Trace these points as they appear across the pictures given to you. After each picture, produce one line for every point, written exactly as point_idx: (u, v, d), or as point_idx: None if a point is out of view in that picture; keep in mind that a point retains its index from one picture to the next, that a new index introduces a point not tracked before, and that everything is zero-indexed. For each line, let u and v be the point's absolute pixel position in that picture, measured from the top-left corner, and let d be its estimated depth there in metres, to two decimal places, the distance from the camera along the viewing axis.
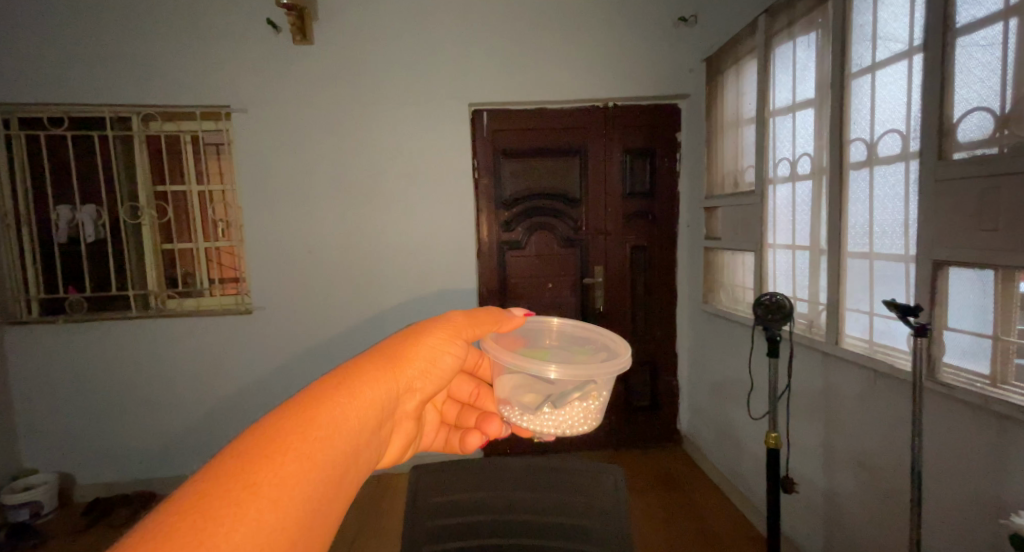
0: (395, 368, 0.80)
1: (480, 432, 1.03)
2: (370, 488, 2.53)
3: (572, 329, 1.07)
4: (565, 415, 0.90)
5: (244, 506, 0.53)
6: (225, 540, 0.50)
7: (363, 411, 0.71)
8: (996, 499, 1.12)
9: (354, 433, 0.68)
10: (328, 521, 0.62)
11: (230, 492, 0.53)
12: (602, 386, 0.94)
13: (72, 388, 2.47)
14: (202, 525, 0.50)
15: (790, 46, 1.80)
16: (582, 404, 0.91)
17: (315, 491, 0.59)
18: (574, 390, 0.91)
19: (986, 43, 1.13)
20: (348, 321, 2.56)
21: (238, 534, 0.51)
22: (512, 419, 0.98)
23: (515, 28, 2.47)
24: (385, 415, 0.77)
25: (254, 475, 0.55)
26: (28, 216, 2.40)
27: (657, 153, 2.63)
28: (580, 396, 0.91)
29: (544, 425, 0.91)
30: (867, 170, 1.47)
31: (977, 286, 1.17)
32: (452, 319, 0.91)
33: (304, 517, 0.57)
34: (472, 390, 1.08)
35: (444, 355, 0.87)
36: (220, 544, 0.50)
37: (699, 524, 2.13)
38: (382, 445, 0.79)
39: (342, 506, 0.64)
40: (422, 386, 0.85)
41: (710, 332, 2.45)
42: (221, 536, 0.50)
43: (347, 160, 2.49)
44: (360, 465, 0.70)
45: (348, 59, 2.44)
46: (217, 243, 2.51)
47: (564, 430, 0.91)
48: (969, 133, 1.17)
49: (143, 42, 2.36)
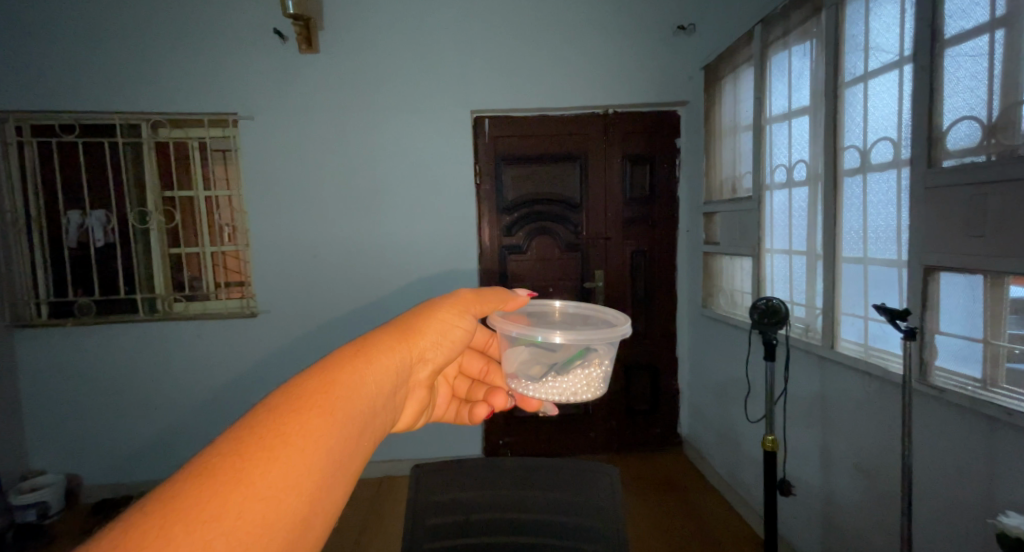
0: (408, 338, 0.83)
1: (486, 404, 1.06)
2: (372, 489, 2.56)
3: (575, 308, 1.12)
4: (568, 381, 0.94)
5: (275, 451, 0.57)
6: (262, 478, 0.55)
7: (379, 375, 0.74)
8: (988, 500, 1.14)
9: (373, 395, 0.72)
10: (354, 472, 0.65)
11: (264, 438, 0.58)
12: (604, 354, 0.97)
13: (81, 390, 2.52)
14: (241, 464, 0.55)
15: (786, 55, 1.84)
16: (584, 371, 0.95)
17: (339, 443, 0.63)
18: (576, 357, 0.95)
19: (973, 54, 1.16)
20: (352, 324, 2.60)
21: (272, 474, 0.55)
22: (519, 391, 1.00)
23: (516, 36, 2.51)
24: (401, 382, 0.80)
25: (284, 424, 0.59)
26: (39, 221, 2.45)
27: (657, 159, 2.66)
28: (583, 362, 0.95)
29: (549, 393, 0.94)
30: (861, 177, 1.49)
31: (967, 291, 1.19)
32: (460, 296, 0.95)
33: (331, 464, 0.61)
34: (483, 366, 1.13)
35: (454, 329, 0.90)
36: (256, 481, 0.54)
37: (698, 527, 2.14)
38: (398, 411, 0.82)
39: (366, 459, 0.67)
40: (433, 356, 0.88)
41: (710, 336, 2.47)
42: (257, 475, 0.55)
43: (351, 165, 2.53)
44: (379, 425, 0.74)
45: (354, 68, 2.49)
46: (223, 247, 2.55)
47: (568, 397, 0.93)
48: (958, 141, 1.20)
49: (152, 51, 2.41)
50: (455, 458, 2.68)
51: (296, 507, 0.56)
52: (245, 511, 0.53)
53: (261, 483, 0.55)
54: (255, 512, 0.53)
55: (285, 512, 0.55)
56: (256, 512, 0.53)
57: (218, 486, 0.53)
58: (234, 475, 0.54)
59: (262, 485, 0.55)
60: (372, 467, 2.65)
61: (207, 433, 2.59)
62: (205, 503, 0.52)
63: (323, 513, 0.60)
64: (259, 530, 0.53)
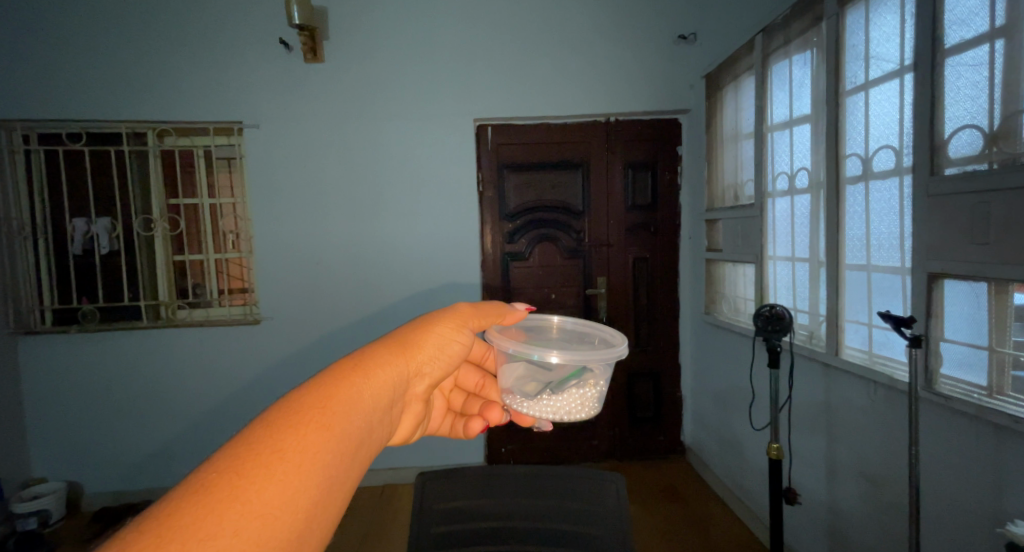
0: (407, 352, 0.83)
1: (481, 418, 1.06)
2: (375, 497, 2.55)
3: (573, 324, 1.11)
4: (563, 400, 0.94)
5: (272, 468, 0.57)
6: (258, 496, 0.55)
7: (377, 389, 0.74)
8: (996, 508, 1.14)
9: (371, 410, 0.72)
10: (350, 487, 0.65)
11: (262, 454, 0.58)
12: (600, 374, 0.97)
13: (84, 395, 2.52)
14: (238, 480, 0.55)
15: (786, 64, 1.85)
16: (579, 391, 0.95)
17: (336, 458, 0.63)
18: (571, 378, 0.95)
19: (974, 63, 1.17)
20: (355, 332, 2.60)
21: (269, 491, 0.56)
22: (513, 406, 1.00)
23: (517, 45, 2.53)
24: (398, 395, 0.80)
25: (283, 441, 0.60)
26: (45, 228, 2.47)
27: (658, 166, 2.67)
28: (577, 383, 0.95)
29: (543, 411, 0.95)
30: (863, 184, 1.50)
31: (972, 298, 1.19)
32: (458, 310, 0.95)
33: (327, 480, 0.61)
34: (479, 380, 1.12)
35: (451, 342, 0.91)
36: (252, 499, 0.55)
37: (702, 536, 2.13)
38: (394, 424, 0.82)
39: (362, 474, 0.67)
40: (431, 370, 0.88)
41: (712, 343, 2.47)
42: (253, 492, 0.55)
43: (354, 173, 2.54)
44: (376, 440, 0.74)
45: (358, 77, 2.51)
46: (227, 254, 2.56)
47: (563, 416, 0.94)
48: (959, 149, 1.21)
49: (159, 60, 2.44)
50: (458, 466, 2.67)
51: (291, 524, 0.57)
52: (240, 529, 0.53)
53: (257, 500, 0.55)
54: (251, 530, 0.54)
55: (280, 529, 0.56)
56: (251, 529, 0.54)
57: (216, 503, 0.53)
58: (231, 491, 0.55)
59: (257, 504, 0.55)
60: (373, 474, 2.64)
61: (210, 441, 2.59)
62: (202, 521, 0.52)
63: (318, 530, 0.60)
64: (255, 547, 0.54)
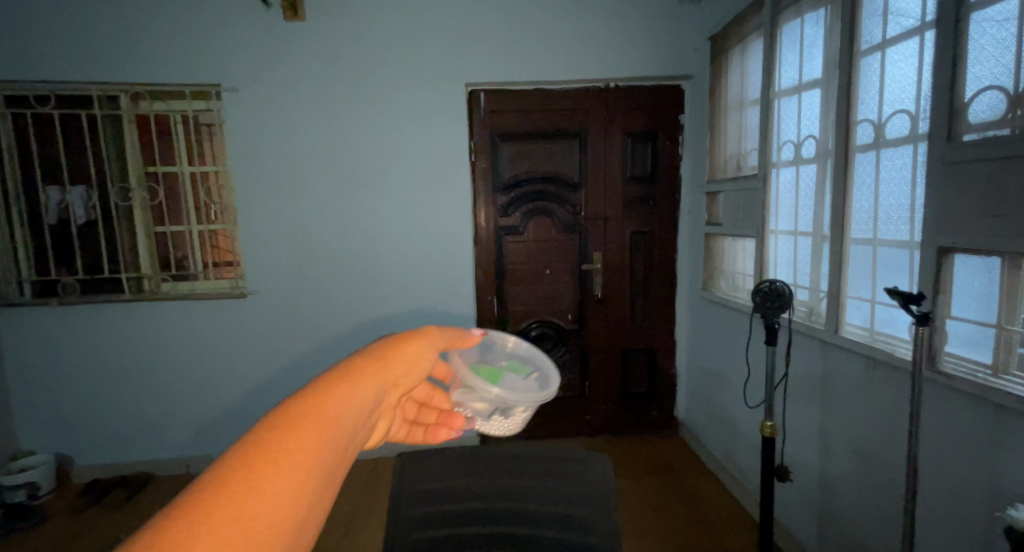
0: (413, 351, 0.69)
1: (447, 428, 0.88)
2: (365, 471, 2.53)
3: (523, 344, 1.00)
4: (510, 420, 0.89)
5: (293, 451, 0.44)
6: (278, 483, 0.42)
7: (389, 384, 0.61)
8: (992, 491, 1.10)
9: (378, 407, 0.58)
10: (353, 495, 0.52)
11: (259, 453, 0.43)
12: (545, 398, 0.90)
13: (67, 368, 2.47)
14: (233, 484, 0.41)
15: (798, 23, 1.74)
16: (525, 414, 0.89)
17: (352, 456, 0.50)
18: (520, 405, 0.86)
19: (1002, 18, 1.07)
20: (343, 306, 2.54)
21: (290, 479, 0.42)
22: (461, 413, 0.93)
23: (510, 4, 2.39)
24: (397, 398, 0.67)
25: (288, 434, 0.45)
26: (19, 197, 2.37)
27: (659, 136, 2.57)
28: (525, 408, 0.88)
29: (490, 427, 0.90)
30: (873, 153, 1.42)
31: (983, 273, 1.13)
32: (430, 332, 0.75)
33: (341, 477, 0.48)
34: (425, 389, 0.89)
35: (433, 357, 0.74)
36: (271, 487, 0.41)
37: (693, 510, 2.13)
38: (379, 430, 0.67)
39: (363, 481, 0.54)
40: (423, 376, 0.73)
41: (709, 318, 2.41)
42: (273, 480, 0.42)
43: (340, 141, 2.44)
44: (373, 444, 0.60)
45: (342, 37, 2.38)
46: (210, 226, 2.47)
47: (506, 432, 0.90)
48: (980, 113, 1.12)
49: (130, 17, 2.30)
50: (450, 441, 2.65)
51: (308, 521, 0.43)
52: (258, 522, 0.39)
53: (278, 488, 0.42)
54: (269, 527, 0.40)
55: (296, 528, 0.42)
56: (269, 529, 0.40)
57: (233, 491, 0.40)
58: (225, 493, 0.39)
59: (276, 495, 0.41)
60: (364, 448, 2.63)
61: (198, 414, 2.56)
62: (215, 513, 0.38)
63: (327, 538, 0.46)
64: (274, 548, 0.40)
